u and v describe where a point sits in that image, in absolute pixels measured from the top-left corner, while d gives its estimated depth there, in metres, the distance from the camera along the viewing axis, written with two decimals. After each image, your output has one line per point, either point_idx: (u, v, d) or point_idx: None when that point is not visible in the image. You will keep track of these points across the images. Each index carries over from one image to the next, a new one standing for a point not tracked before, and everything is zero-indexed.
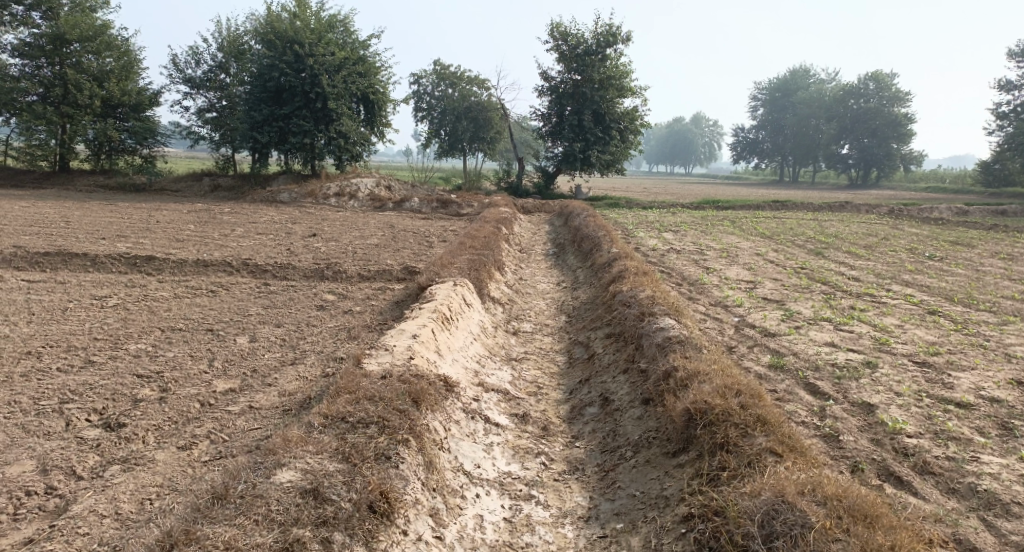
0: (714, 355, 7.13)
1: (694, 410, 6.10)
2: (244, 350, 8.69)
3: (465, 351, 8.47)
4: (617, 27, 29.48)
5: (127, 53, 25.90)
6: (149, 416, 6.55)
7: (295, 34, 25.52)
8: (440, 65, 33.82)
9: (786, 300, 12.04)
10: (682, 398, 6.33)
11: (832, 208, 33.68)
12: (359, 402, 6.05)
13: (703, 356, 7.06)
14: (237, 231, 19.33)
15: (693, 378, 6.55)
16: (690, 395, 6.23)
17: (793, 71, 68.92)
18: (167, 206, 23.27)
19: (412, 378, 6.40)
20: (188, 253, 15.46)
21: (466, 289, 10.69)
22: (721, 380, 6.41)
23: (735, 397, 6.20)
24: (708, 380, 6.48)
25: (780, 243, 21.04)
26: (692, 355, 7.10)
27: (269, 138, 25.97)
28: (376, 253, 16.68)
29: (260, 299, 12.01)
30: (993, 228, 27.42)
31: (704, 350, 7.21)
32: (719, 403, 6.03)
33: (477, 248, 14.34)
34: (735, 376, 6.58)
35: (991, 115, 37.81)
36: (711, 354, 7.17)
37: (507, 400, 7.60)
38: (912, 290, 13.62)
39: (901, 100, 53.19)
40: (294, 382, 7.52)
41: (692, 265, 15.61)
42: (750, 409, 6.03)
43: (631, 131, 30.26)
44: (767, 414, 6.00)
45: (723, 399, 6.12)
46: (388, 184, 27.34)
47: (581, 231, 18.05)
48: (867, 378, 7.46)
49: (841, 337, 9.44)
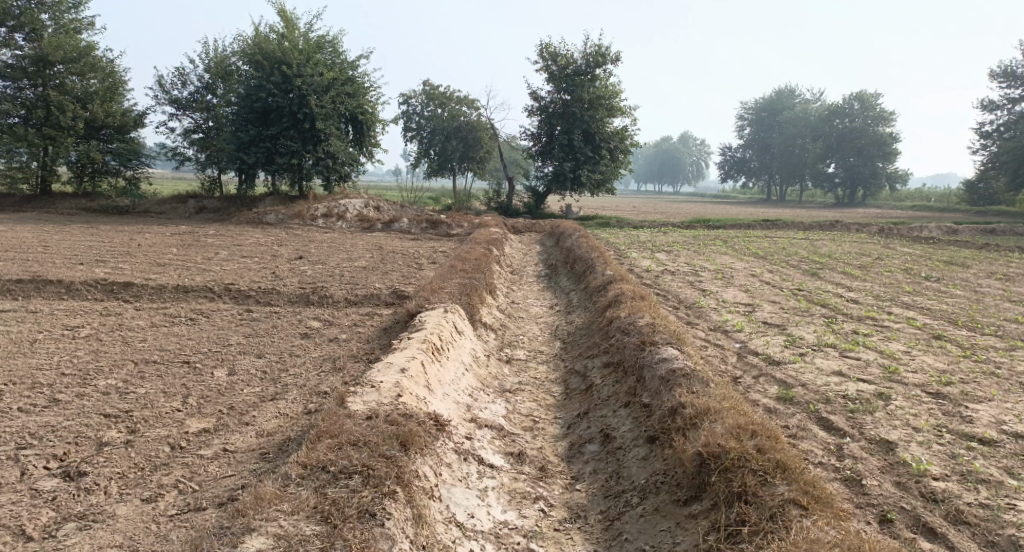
0: (722, 389, 6.74)
1: (707, 454, 5.71)
2: (221, 384, 8.26)
3: (456, 383, 8.03)
4: (607, 48, 29.35)
5: (112, 74, 25.51)
6: (112, 463, 6.11)
7: (282, 54, 25.20)
8: (429, 85, 33.58)
9: (787, 324, 11.67)
10: (693, 440, 5.93)
11: (822, 227, 33.55)
12: (342, 447, 5.61)
13: (711, 390, 6.65)
14: (222, 255, 18.87)
15: (703, 417, 6.15)
16: (702, 437, 5.82)
17: (779, 91, 69.28)
18: (150, 229, 22.79)
19: (399, 419, 5.96)
20: (169, 278, 14.98)
21: (456, 315, 10.26)
22: (735, 420, 6.02)
23: (750, 439, 5.81)
24: (718, 419, 6.08)
25: (775, 264, 20.73)
26: (699, 389, 6.70)
27: (256, 159, 25.54)
28: (365, 276, 16.24)
29: (241, 327, 11.56)
30: (985, 247, 27.27)
31: (711, 384, 6.82)
32: (735, 447, 5.64)
33: (468, 272, 13.92)
34: (747, 415, 6.19)
35: (976, 135, 37.87)
36: (719, 387, 6.77)
37: (502, 437, 7.16)
38: (914, 312, 13.28)
39: (886, 120, 53.39)
40: (273, 419, 7.09)
41: (688, 287, 15.24)
42: (768, 453, 5.64)
43: (621, 151, 30.02)
44: (787, 459, 5.61)
45: (737, 442, 5.73)
46: (376, 204, 26.95)
47: (573, 252, 17.66)
48: (883, 411, 7.07)
49: (849, 364, 9.06)
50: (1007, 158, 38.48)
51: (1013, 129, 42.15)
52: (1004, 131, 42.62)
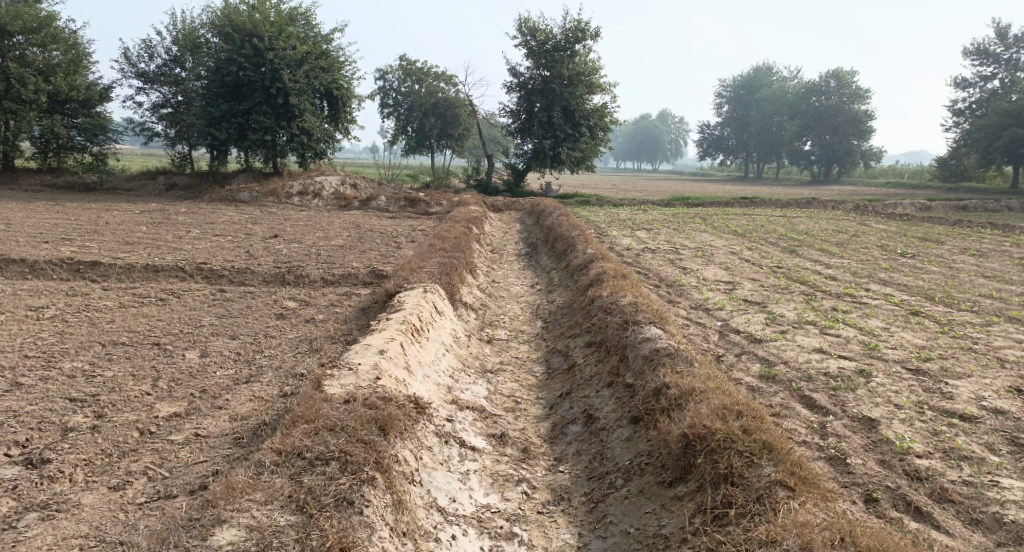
0: (706, 369, 6.67)
1: (692, 435, 5.65)
2: (193, 367, 8.07)
3: (436, 364, 7.90)
4: (585, 23, 29.03)
5: (75, 47, 24.79)
6: (78, 450, 5.94)
7: (254, 27, 24.61)
8: (406, 60, 33.06)
9: (767, 302, 11.64)
10: (678, 421, 5.86)
11: (800, 204, 33.69)
12: (319, 433, 5.47)
13: (695, 370, 6.59)
14: (194, 233, 18.49)
15: (688, 397, 6.08)
16: (687, 418, 5.76)
17: (757, 68, 69.25)
18: (119, 207, 22.27)
19: (378, 402, 5.82)
20: (138, 257, 14.63)
21: (436, 295, 10.10)
22: (719, 400, 5.96)
23: (736, 420, 5.75)
24: (703, 400, 6.02)
25: (754, 241, 20.75)
26: (683, 369, 6.63)
27: (229, 135, 25.00)
28: (341, 255, 15.98)
29: (214, 308, 11.30)
30: (960, 224, 27.52)
31: (695, 364, 6.74)
32: (721, 428, 5.58)
33: (447, 250, 13.73)
34: (733, 395, 6.13)
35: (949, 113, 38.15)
36: (703, 367, 6.71)
37: (483, 419, 7.05)
38: (892, 289, 13.32)
39: (861, 97, 53.58)
40: (247, 403, 6.92)
41: (668, 265, 15.18)
42: (753, 434, 5.59)
43: (601, 128, 29.81)
44: (772, 439, 5.56)
45: (723, 423, 5.68)
46: (353, 182, 26.57)
47: (553, 230, 17.50)
48: (866, 389, 7.05)
49: (829, 341, 9.04)
50: (978, 135, 38.82)
51: (985, 106, 42.50)
52: (977, 109, 42.98)
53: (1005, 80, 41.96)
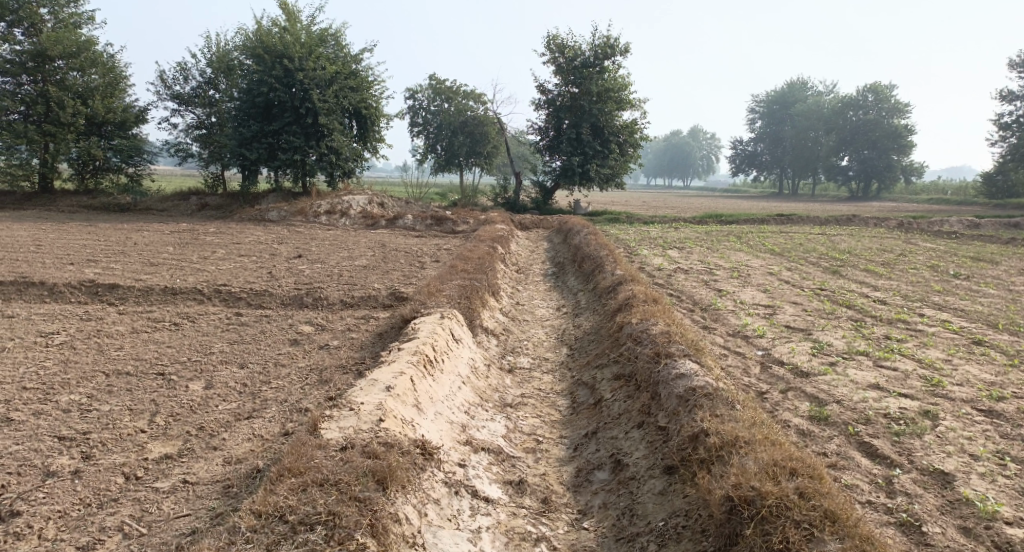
0: (750, 412, 5.94)
1: (738, 498, 4.97)
2: (196, 400, 7.51)
3: (451, 400, 7.27)
4: (615, 39, 28.49)
5: (113, 70, 24.84)
6: (55, 500, 5.52)
7: (284, 47, 24.45)
8: (436, 79, 32.81)
9: (812, 328, 10.84)
10: (720, 478, 5.18)
11: (839, 221, 32.55)
12: (309, 488, 4.94)
13: (737, 413, 5.88)
14: (218, 253, 18.16)
15: (732, 449, 5.39)
16: (733, 477, 5.08)
17: (791, 84, 68.02)
18: (149, 227, 22.13)
19: (377, 452, 5.26)
20: (159, 279, 14.28)
21: (454, 321, 9.47)
22: (768, 454, 5.28)
23: (789, 480, 5.06)
24: (749, 453, 5.32)
25: (794, 261, 19.85)
26: (726, 411, 5.91)
27: (258, 155, 24.80)
28: (364, 276, 15.48)
29: (228, 333, 10.80)
30: (1010, 242, 26.24)
31: (737, 405, 6.01)
32: (772, 491, 4.90)
33: (470, 272, 13.13)
34: (783, 447, 5.41)
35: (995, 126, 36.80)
36: (746, 409, 5.98)
37: (500, 463, 6.40)
38: (948, 315, 12.41)
39: (900, 111, 52.29)
40: (245, 443, 6.33)
41: (702, 287, 14.41)
42: (810, 500, 4.91)
43: (631, 145, 29.12)
44: (832, 505, 4.88)
45: (775, 485, 4.99)
46: (381, 201, 26.20)
47: (582, 250, 16.84)
48: (933, 434, 6.29)
49: (885, 377, 8.22)
50: None
51: None
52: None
53: None
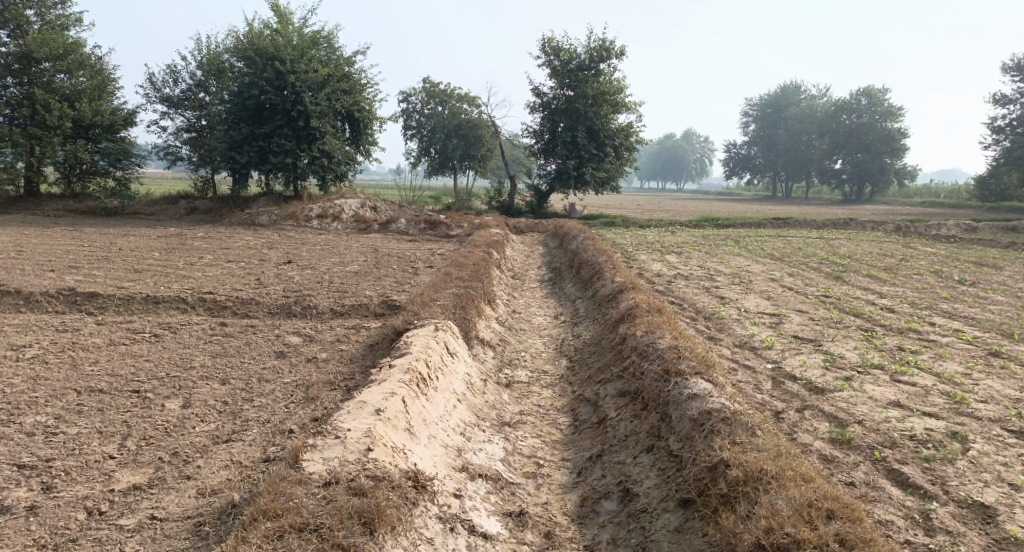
0: (772, 439, 5.54)
1: (771, 545, 4.68)
2: (171, 421, 7.00)
3: (445, 421, 6.79)
4: (611, 42, 28.11)
5: (101, 72, 24.26)
6: (7, 542, 5.14)
7: (276, 49, 23.93)
8: (429, 81, 32.36)
9: (822, 339, 10.39)
10: (749, 520, 4.86)
11: (836, 225, 32.20)
12: (288, 536, 4.62)
13: (758, 440, 5.48)
14: (206, 259, 17.61)
15: (758, 486, 5.03)
16: (766, 521, 4.77)
17: (785, 87, 67.72)
18: (135, 231, 21.58)
19: (361, 487, 4.94)
20: (143, 287, 13.76)
21: (448, 333, 8.96)
22: (800, 493, 4.95)
23: (826, 523, 4.78)
24: (777, 491, 4.97)
25: (794, 266, 19.43)
26: (746, 438, 5.51)
27: (249, 158, 24.24)
28: (355, 282, 14.98)
29: (211, 345, 10.28)
30: (1010, 246, 25.92)
31: (757, 430, 5.61)
32: (810, 540, 4.62)
33: (465, 280, 12.64)
34: (815, 483, 5.07)
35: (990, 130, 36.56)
36: (769, 435, 5.58)
37: (499, 491, 5.94)
38: (958, 323, 12.00)
39: (894, 115, 52.11)
40: (222, 471, 5.86)
41: (704, 294, 13.95)
42: (850, 547, 4.63)
43: (627, 148, 28.71)
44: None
45: (812, 531, 4.70)
46: (373, 205, 25.71)
47: (579, 255, 16.37)
48: (966, 460, 5.85)
49: (906, 393, 7.76)
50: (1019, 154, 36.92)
51: None
52: (1017, 126, 41.28)
53: None
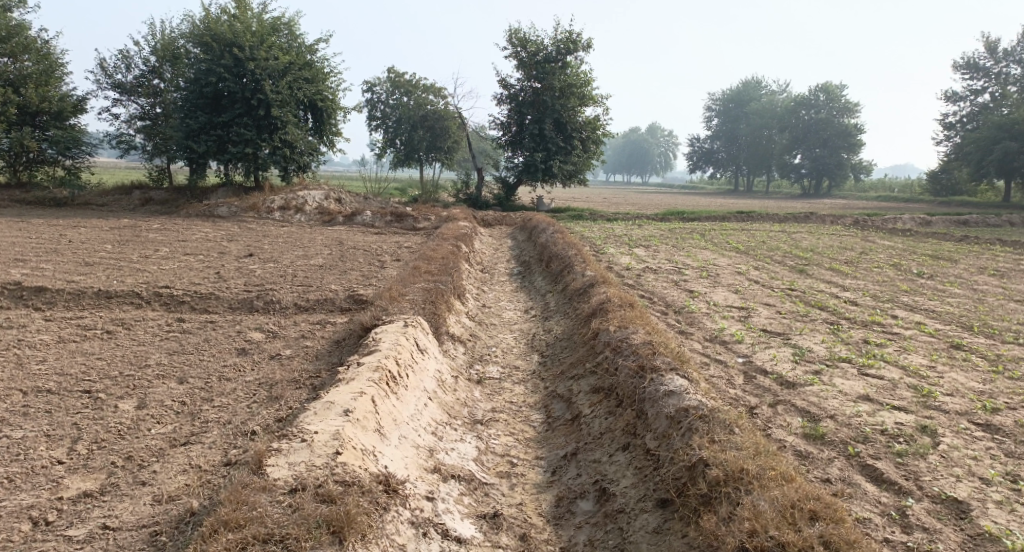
0: (750, 436, 5.55)
1: (754, 548, 4.66)
2: (125, 423, 6.90)
3: (416, 420, 6.65)
4: (578, 34, 28.02)
5: (48, 57, 23.46)
6: None
7: (235, 35, 23.30)
8: (394, 72, 31.97)
9: (790, 333, 10.43)
10: (730, 522, 4.84)
11: (799, 219, 32.65)
12: (250, 548, 4.45)
13: (736, 439, 5.47)
14: (162, 251, 17.12)
15: (739, 487, 5.02)
16: (748, 524, 4.76)
17: (746, 82, 68.52)
18: (87, 223, 20.90)
19: (330, 495, 4.77)
20: (95, 281, 13.32)
21: (418, 329, 8.79)
22: (780, 494, 4.94)
23: (809, 523, 4.76)
24: (757, 491, 4.98)
25: (760, 260, 19.59)
26: (725, 438, 5.49)
27: (207, 148, 23.62)
28: (319, 276, 14.68)
29: (168, 342, 9.97)
30: (966, 240, 26.49)
31: (735, 428, 5.59)
32: (793, 542, 4.61)
33: (433, 273, 12.45)
34: (795, 483, 5.07)
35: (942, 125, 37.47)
36: (746, 433, 5.60)
37: (472, 493, 5.84)
38: (921, 316, 12.16)
39: (851, 111, 53.05)
40: (179, 476, 5.75)
41: (673, 287, 13.95)
42: (831, 547, 4.63)
43: (594, 141, 28.68)
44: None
45: (794, 532, 4.70)
46: (337, 196, 25.29)
47: (548, 249, 16.27)
48: (938, 455, 5.85)
49: (874, 387, 7.79)
50: (971, 149, 37.77)
51: (975, 120, 41.77)
52: (967, 122, 42.31)
53: (995, 94, 41.31)
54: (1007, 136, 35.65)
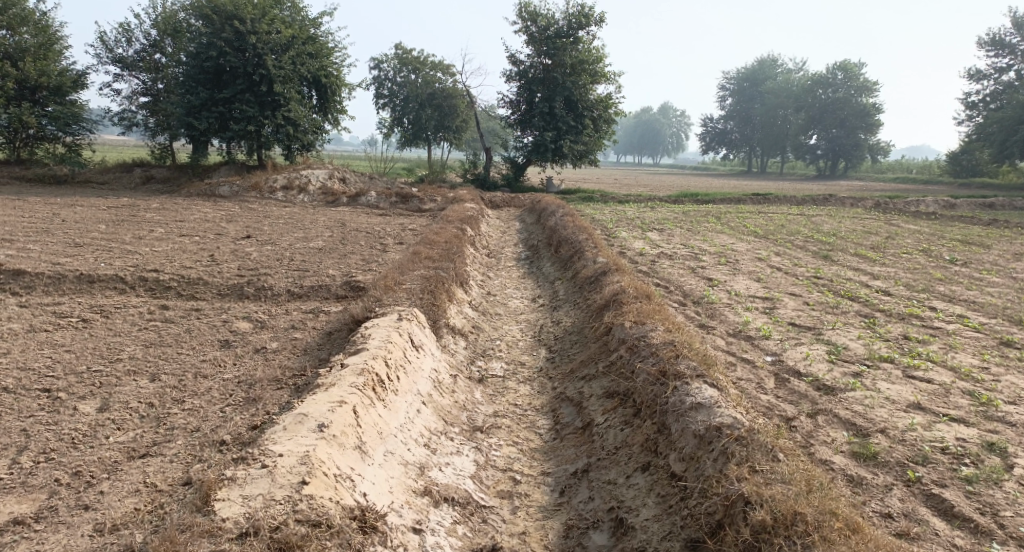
0: (797, 466, 4.86)
1: None
2: (81, 429, 6.19)
3: (406, 431, 5.90)
4: (590, 8, 26.94)
5: (46, 30, 22.65)
6: None
7: (236, 8, 22.32)
8: (402, 48, 31.05)
9: (821, 327, 9.54)
10: None
11: (816, 201, 31.57)
12: None
13: (780, 473, 4.77)
14: (157, 232, 16.33)
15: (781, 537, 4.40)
16: None
17: (761, 62, 66.88)
18: (84, 201, 20.17)
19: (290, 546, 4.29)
20: (81, 263, 12.58)
21: (413, 322, 7.93)
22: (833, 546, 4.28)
23: None
24: (817, 546, 4.30)
25: (780, 244, 18.65)
26: (766, 471, 4.79)
27: (208, 125, 22.75)
28: (317, 260, 13.84)
29: (147, 333, 9.20)
30: (993, 224, 25.36)
31: (779, 457, 4.90)
32: None
33: (434, 259, 11.60)
34: (860, 533, 4.40)
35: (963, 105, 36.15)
36: (792, 460, 4.92)
37: (468, 521, 5.22)
38: (961, 308, 11.22)
39: (869, 90, 51.48)
40: (129, 499, 5.20)
41: (690, 275, 13.06)
42: None
43: (605, 120, 27.66)
44: None
45: None
46: (342, 176, 24.47)
47: (557, 232, 15.38)
48: (1016, 482, 5.07)
49: (925, 393, 6.90)
50: (993, 129, 36.40)
51: (999, 99, 40.25)
52: (990, 101, 40.84)
53: (1019, 72, 39.84)
54: None
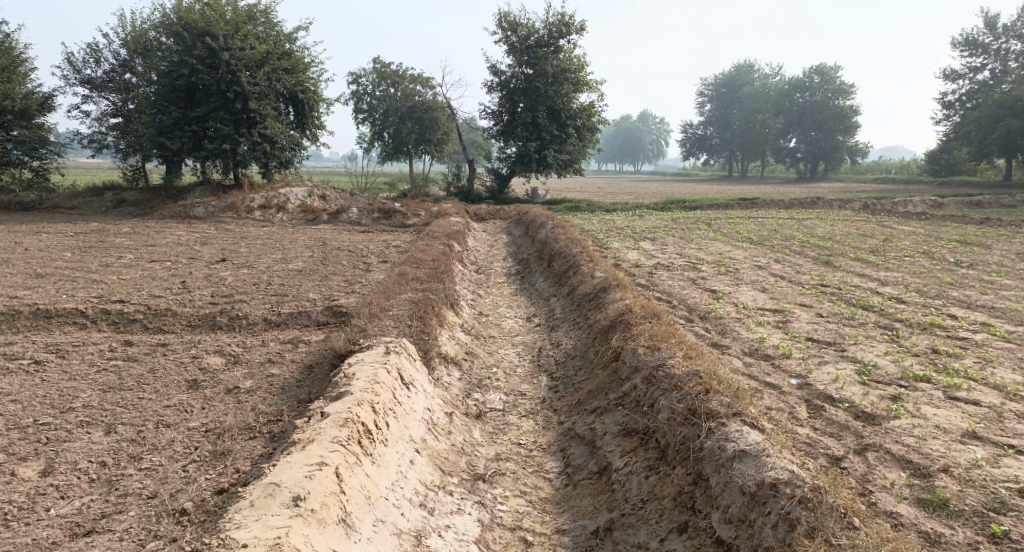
0: (875, 530, 4.58)
1: None
2: (16, 502, 5.61)
3: (398, 489, 5.35)
4: (570, 16, 26.33)
5: (10, 53, 21.68)
6: None
7: (207, 24, 21.46)
8: (381, 62, 30.27)
9: (842, 341, 8.82)
10: None
11: (805, 204, 31.03)
12: None
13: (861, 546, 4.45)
14: (127, 258, 15.42)
15: None
16: None
17: (738, 67, 66.72)
18: (52, 227, 19.22)
19: None
20: (43, 296, 11.68)
21: (403, 355, 7.12)
22: None
23: None
24: None
25: (778, 250, 18.02)
26: (840, 543, 4.46)
27: (181, 145, 21.84)
28: (296, 283, 12.97)
29: (107, 375, 8.31)
30: (987, 222, 24.92)
31: (855, 520, 4.63)
32: None
33: (422, 280, 10.79)
34: None
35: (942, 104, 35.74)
36: (869, 525, 4.62)
37: None
38: (982, 315, 10.59)
39: (846, 92, 51.31)
40: None
41: (692, 287, 12.33)
42: None
43: (589, 129, 27.00)
44: None
45: None
46: (321, 193, 23.60)
47: (549, 245, 14.61)
48: None
49: (978, 419, 6.18)
50: (972, 128, 36.07)
51: (976, 98, 40.06)
52: (967, 100, 40.60)
53: (995, 70, 39.70)
54: (1009, 113, 33.92)
